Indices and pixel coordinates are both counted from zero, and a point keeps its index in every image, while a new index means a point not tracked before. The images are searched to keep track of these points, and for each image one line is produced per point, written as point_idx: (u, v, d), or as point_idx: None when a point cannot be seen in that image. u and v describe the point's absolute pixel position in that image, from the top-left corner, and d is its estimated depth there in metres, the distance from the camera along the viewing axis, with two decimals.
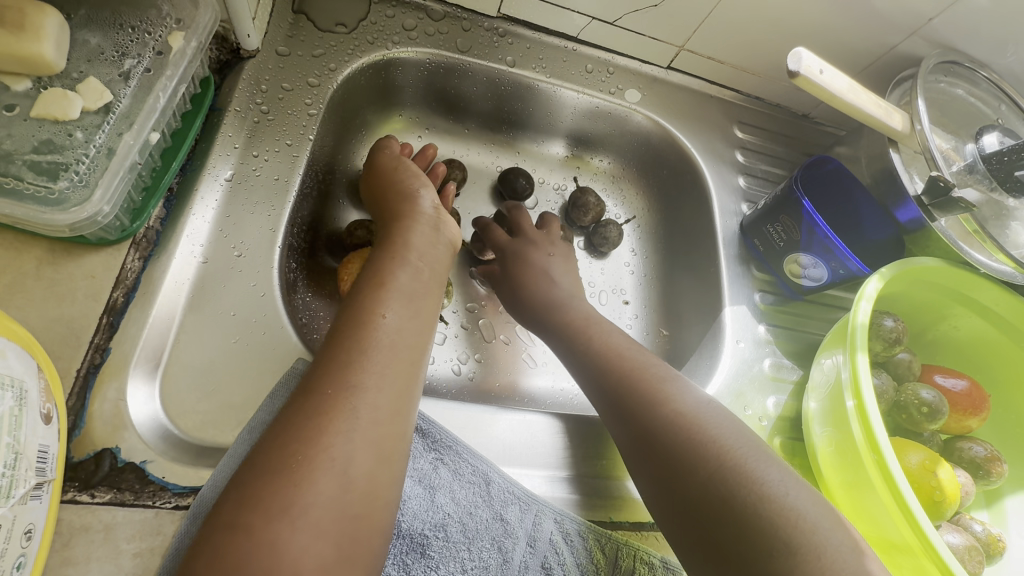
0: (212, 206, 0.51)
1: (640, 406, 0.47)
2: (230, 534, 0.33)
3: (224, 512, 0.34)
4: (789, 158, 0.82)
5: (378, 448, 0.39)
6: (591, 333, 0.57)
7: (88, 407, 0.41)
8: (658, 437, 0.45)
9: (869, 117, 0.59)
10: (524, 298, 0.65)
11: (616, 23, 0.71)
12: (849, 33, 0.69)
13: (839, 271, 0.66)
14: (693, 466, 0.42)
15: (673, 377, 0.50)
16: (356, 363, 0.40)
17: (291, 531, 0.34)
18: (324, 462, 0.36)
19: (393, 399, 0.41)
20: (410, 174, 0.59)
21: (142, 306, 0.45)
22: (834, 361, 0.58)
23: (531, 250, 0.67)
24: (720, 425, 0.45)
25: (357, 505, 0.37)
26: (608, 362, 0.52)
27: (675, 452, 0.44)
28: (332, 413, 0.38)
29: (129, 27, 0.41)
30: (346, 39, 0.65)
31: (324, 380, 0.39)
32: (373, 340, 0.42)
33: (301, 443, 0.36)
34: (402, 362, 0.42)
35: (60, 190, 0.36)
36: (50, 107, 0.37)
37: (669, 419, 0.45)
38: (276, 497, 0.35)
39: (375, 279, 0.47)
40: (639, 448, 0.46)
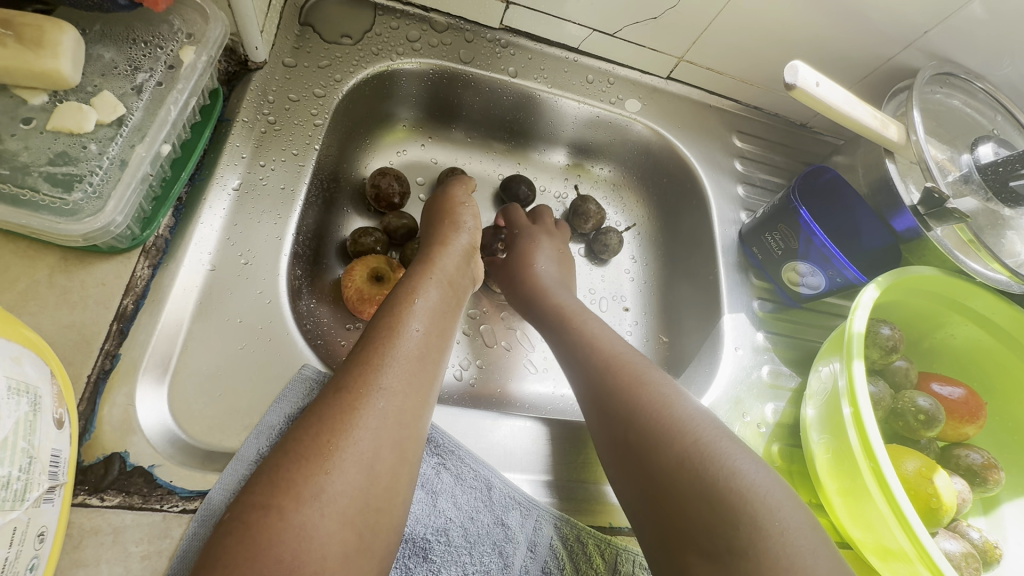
0: (220, 215, 0.52)
1: (615, 391, 0.48)
2: (262, 514, 0.35)
3: (256, 493, 0.36)
4: (787, 167, 0.83)
5: (400, 446, 0.41)
6: (574, 326, 0.58)
7: (98, 412, 0.41)
8: (630, 419, 0.46)
9: (865, 128, 0.60)
10: (518, 295, 0.67)
11: (616, 35, 0.72)
12: (845, 45, 0.70)
13: (836, 279, 0.66)
14: (662, 444, 0.43)
15: (648, 367, 0.51)
16: (386, 366, 0.43)
17: (319, 516, 0.36)
18: (352, 453, 0.38)
19: (418, 404, 0.43)
20: (460, 205, 0.63)
21: (151, 313, 0.46)
22: (831, 368, 0.58)
23: (532, 244, 0.70)
24: (696, 420, 0.44)
25: (378, 497, 0.39)
26: (588, 353, 0.54)
27: (646, 431, 0.44)
28: (363, 409, 0.40)
29: (142, 42, 0.42)
30: (351, 51, 0.66)
31: (353, 378, 0.41)
32: (403, 348, 0.44)
33: (333, 433, 0.38)
34: (427, 372, 0.45)
35: (74, 201, 0.37)
36: (66, 120, 0.38)
37: (640, 402, 0.46)
38: (305, 483, 0.36)
39: (407, 292, 0.50)
40: (613, 431, 0.47)
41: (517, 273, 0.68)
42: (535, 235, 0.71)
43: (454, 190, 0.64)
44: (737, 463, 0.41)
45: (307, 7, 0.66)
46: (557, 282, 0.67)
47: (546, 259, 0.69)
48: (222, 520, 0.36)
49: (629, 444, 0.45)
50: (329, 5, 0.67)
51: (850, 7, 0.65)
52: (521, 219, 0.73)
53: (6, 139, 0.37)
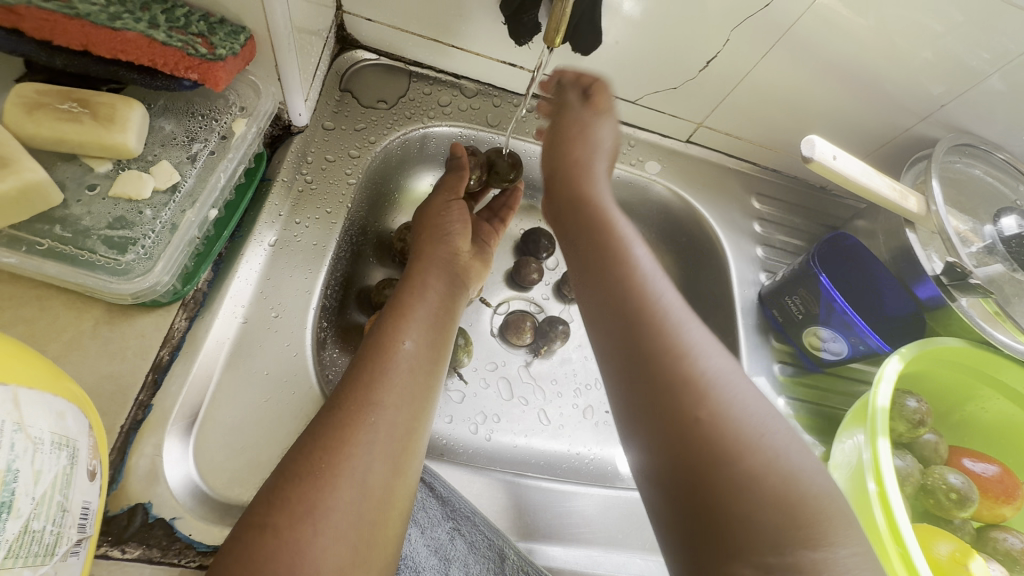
0: (254, 270, 0.54)
1: (685, 364, 0.38)
2: (260, 533, 0.39)
3: (258, 513, 0.40)
4: (805, 229, 0.84)
5: (392, 459, 0.45)
6: (638, 267, 0.44)
7: (127, 461, 0.43)
8: (695, 394, 0.37)
9: (884, 199, 0.61)
10: (599, 286, 0.44)
11: (638, 101, 0.76)
12: (861, 116, 0.72)
13: (859, 346, 0.66)
14: (737, 445, 0.35)
15: (708, 339, 0.41)
16: (377, 384, 0.47)
17: (312, 532, 0.40)
18: (345, 469, 0.43)
19: (407, 416, 0.47)
20: (449, 215, 0.64)
21: (185, 363, 0.48)
22: (855, 437, 0.57)
23: (575, 147, 0.55)
24: (760, 407, 0.38)
25: (371, 511, 0.43)
26: (663, 366, 0.39)
27: (729, 418, 0.37)
28: (355, 427, 0.44)
29: (199, 114, 0.46)
30: (386, 114, 0.71)
31: (347, 399, 0.46)
32: (394, 364, 0.49)
33: (326, 453, 0.43)
34: (418, 384, 0.49)
35: (127, 261, 0.40)
36: (126, 187, 0.41)
37: (704, 379, 0.38)
38: (299, 502, 0.41)
39: (396, 309, 0.54)
40: (660, 399, 0.38)
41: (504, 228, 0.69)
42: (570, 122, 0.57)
43: (439, 198, 0.65)
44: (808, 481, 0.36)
45: (347, 75, 0.71)
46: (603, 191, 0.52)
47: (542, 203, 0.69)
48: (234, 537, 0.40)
49: (696, 419, 0.36)
50: (368, 73, 0.72)
51: (865, 81, 0.67)
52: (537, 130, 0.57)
53: (72, 204, 0.40)
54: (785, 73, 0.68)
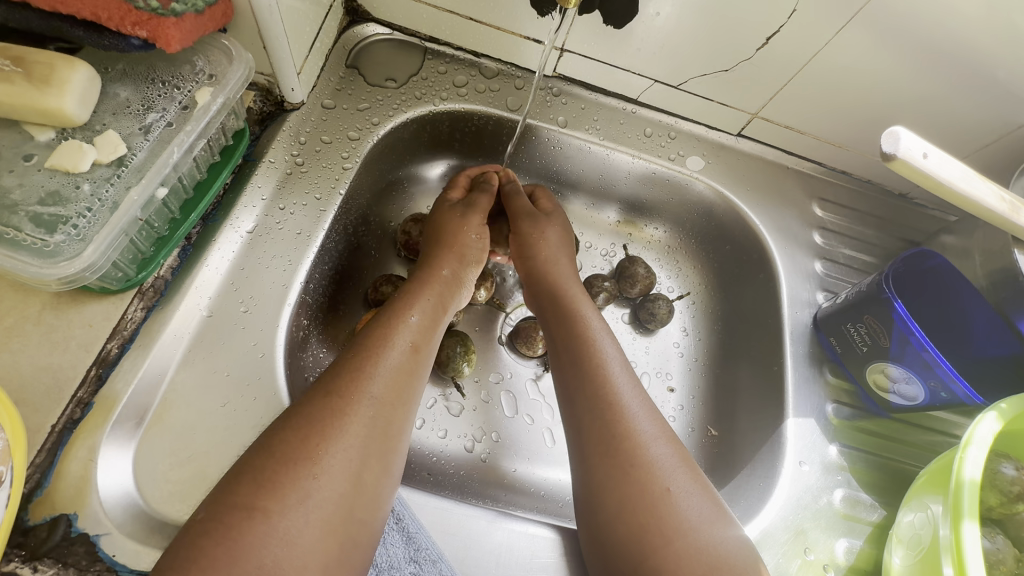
0: (228, 258, 0.49)
1: (632, 451, 0.45)
2: (243, 517, 0.35)
3: (240, 493, 0.36)
4: (877, 243, 0.71)
5: (385, 456, 0.42)
6: (602, 366, 0.50)
7: (56, 466, 0.39)
8: (644, 484, 0.44)
9: (989, 211, 0.48)
10: (576, 384, 0.50)
11: (681, 86, 0.66)
12: (960, 109, 0.59)
13: (939, 392, 0.54)
14: (678, 529, 0.41)
15: (656, 429, 0.47)
16: (378, 372, 0.44)
17: (302, 521, 0.37)
18: (341, 455, 0.40)
19: (402, 415, 0.44)
20: (471, 226, 0.60)
21: (135, 359, 0.43)
22: (930, 507, 0.45)
23: (545, 244, 0.61)
24: (693, 489, 0.44)
25: (360, 505, 0.40)
26: (615, 454, 0.45)
27: (673, 505, 0.43)
28: (352, 415, 0.41)
29: (160, 81, 0.41)
30: (394, 94, 0.64)
31: (341, 384, 0.43)
32: (393, 357, 0.46)
33: (320, 437, 0.40)
34: (412, 379, 0.46)
35: (55, 243, 0.35)
36: (63, 158, 0.36)
37: (652, 465, 0.44)
38: (287, 487, 0.37)
39: (406, 300, 0.51)
40: (614, 488, 0.44)
41: (522, 241, 0.61)
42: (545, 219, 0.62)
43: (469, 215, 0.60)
44: (738, 561, 0.41)
45: (356, 50, 0.65)
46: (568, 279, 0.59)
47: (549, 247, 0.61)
48: (197, 520, 0.36)
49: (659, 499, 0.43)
50: (378, 48, 0.66)
51: (968, 65, 0.54)
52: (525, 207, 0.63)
53: (5, 175, 0.36)
54: (862, 55, 0.56)
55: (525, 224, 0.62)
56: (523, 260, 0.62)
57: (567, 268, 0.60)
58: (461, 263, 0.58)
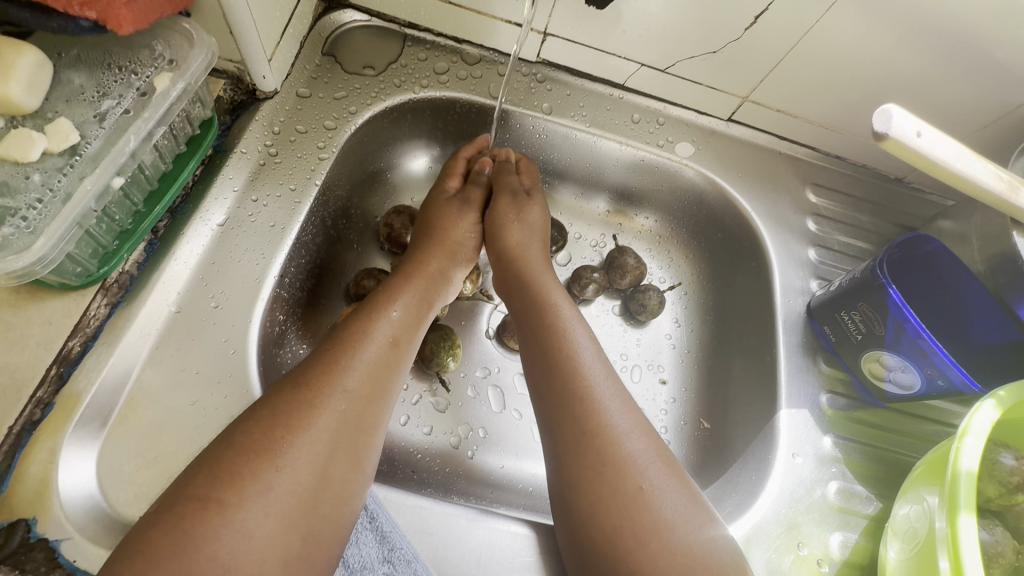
0: (197, 252, 0.48)
1: (604, 447, 0.44)
2: (198, 508, 0.35)
3: (196, 484, 0.36)
4: (872, 229, 0.70)
5: (353, 451, 0.41)
6: (577, 358, 0.48)
7: (15, 468, 0.37)
8: (617, 481, 0.42)
9: (986, 192, 0.46)
10: (549, 376, 0.48)
11: (668, 70, 0.64)
12: (956, 88, 0.57)
13: (935, 381, 0.52)
14: (653, 529, 0.40)
15: (633, 422, 0.46)
16: (351, 366, 0.43)
17: (260, 515, 0.36)
18: (305, 449, 0.38)
19: (375, 409, 0.43)
20: (463, 221, 0.60)
21: (98, 357, 0.41)
22: (926, 499, 0.43)
23: (520, 228, 0.59)
24: (669, 486, 0.43)
25: (324, 500, 0.39)
26: (590, 450, 0.44)
27: (647, 504, 0.41)
28: (321, 408, 0.40)
29: (116, 67, 0.39)
30: (372, 82, 0.62)
31: (312, 377, 0.41)
32: (366, 350, 0.44)
33: (286, 429, 0.38)
34: (386, 370, 0.45)
35: (3, 235, 0.33)
36: (10, 147, 0.34)
37: (627, 462, 0.43)
38: (249, 479, 0.36)
39: (383, 293, 0.50)
40: (591, 485, 0.43)
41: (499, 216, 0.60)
42: (522, 202, 0.60)
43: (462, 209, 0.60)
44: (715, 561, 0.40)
45: (333, 37, 0.63)
46: (548, 267, 0.58)
47: (524, 230, 0.59)
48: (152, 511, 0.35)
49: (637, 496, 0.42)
50: (356, 35, 0.64)
51: (963, 41, 0.52)
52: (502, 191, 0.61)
53: None
54: (854, 33, 0.55)
55: (499, 208, 0.60)
56: (494, 243, 0.60)
57: (543, 256, 0.59)
58: (450, 258, 0.57)
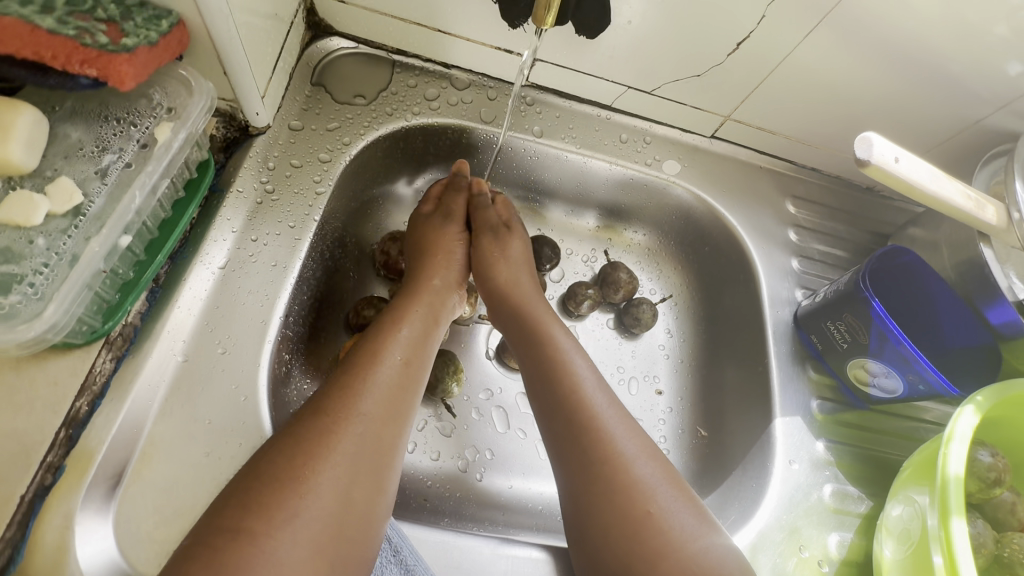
0: (201, 296, 0.47)
1: (614, 471, 0.45)
2: (232, 539, 0.35)
3: (226, 516, 0.36)
4: (849, 237, 0.73)
5: (376, 476, 0.42)
6: (577, 386, 0.50)
7: (29, 538, 0.36)
8: (627, 505, 0.44)
9: (956, 209, 0.50)
10: (551, 402, 0.50)
11: (654, 92, 0.66)
12: (922, 106, 0.61)
13: (917, 384, 0.56)
14: (662, 549, 0.42)
15: (640, 446, 0.47)
16: (368, 392, 0.44)
17: (292, 543, 0.36)
18: (330, 475, 0.39)
19: (393, 433, 0.44)
20: (448, 242, 0.61)
21: (108, 414, 0.41)
22: (916, 500, 0.47)
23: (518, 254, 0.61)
24: (675, 505, 0.44)
25: (349, 525, 0.39)
26: (596, 474, 0.45)
27: (657, 525, 0.43)
28: (342, 434, 0.41)
29: (114, 119, 0.38)
30: (364, 111, 0.62)
31: (331, 404, 0.42)
32: (380, 376, 0.45)
33: (310, 457, 0.39)
34: (399, 396, 0.45)
35: (10, 304, 0.33)
36: (10, 211, 0.33)
37: (637, 485, 0.45)
38: (279, 508, 0.37)
39: (392, 318, 0.51)
40: (601, 505, 0.44)
41: (478, 254, 0.61)
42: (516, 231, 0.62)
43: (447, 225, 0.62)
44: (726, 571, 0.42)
45: (321, 66, 0.62)
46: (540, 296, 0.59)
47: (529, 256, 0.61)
48: (184, 543, 0.35)
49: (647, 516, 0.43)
50: (344, 63, 0.63)
51: (929, 65, 0.56)
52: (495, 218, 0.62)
53: None
54: (829, 58, 0.57)
55: (498, 237, 0.61)
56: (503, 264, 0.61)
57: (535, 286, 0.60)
58: (449, 280, 0.58)
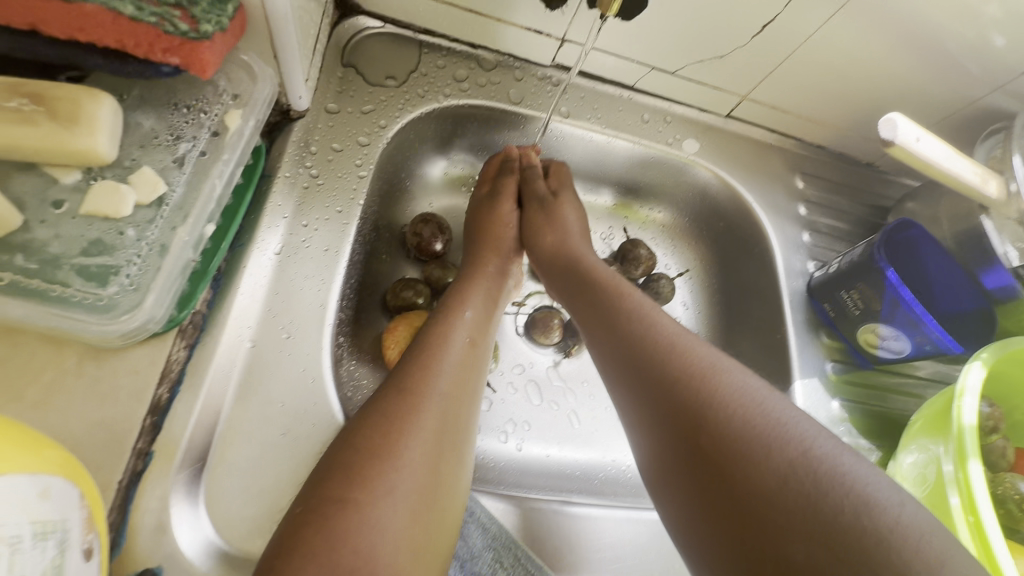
0: (261, 283, 0.48)
1: (691, 378, 0.41)
2: (339, 509, 0.37)
3: (331, 488, 0.38)
4: (851, 211, 0.78)
5: (457, 448, 0.44)
6: (635, 314, 0.48)
7: (129, 522, 0.37)
8: (709, 412, 0.38)
9: (965, 184, 0.54)
10: (608, 338, 0.48)
11: (677, 73, 0.68)
12: (929, 87, 0.64)
13: (924, 345, 0.61)
14: (767, 460, 0.35)
15: (719, 356, 0.43)
16: (442, 370, 0.46)
17: (392, 511, 0.38)
18: (418, 447, 0.41)
19: (466, 408, 0.46)
20: (505, 221, 0.64)
21: (188, 402, 0.41)
22: (931, 448, 0.52)
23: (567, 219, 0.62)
24: (773, 412, 0.38)
25: (441, 494, 0.41)
26: (668, 387, 0.41)
27: (755, 433, 0.36)
28: (424, 409, 0.43)
29: (183, 105, 0.38)
30: (397, 93, 0.62)
31: (410, 382, 0.44)
32: (451, 354, 0.48)
33: (399, 431, 0.41)
34: (470, 373, 0.48)
35: (108, 296, 0.33)
36: (101, 203, 0.34)
37: (722, 393, 0.39)
38: (377, 479, 0.38)
39: (452, 299, 0.54)
40: (681, 417, 0.39)
41: (532, 228, 0.63)
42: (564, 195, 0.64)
43: (500, 205, 0.64)
44: (869, 494, 0.33)
45: (350, 47, 0.61)
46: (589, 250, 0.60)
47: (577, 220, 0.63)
48: (295, 513, 0.37)
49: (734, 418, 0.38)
50: (372, 43, 0.62)
51: (938, 48, 0.59)
52: (543, 186, 0.64)
53: (36, 226, 0.33)
54: (850, 41, 0.60)
55: (543, 207, 0.63)
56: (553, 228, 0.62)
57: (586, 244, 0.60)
58: (501, 259, 0.62)
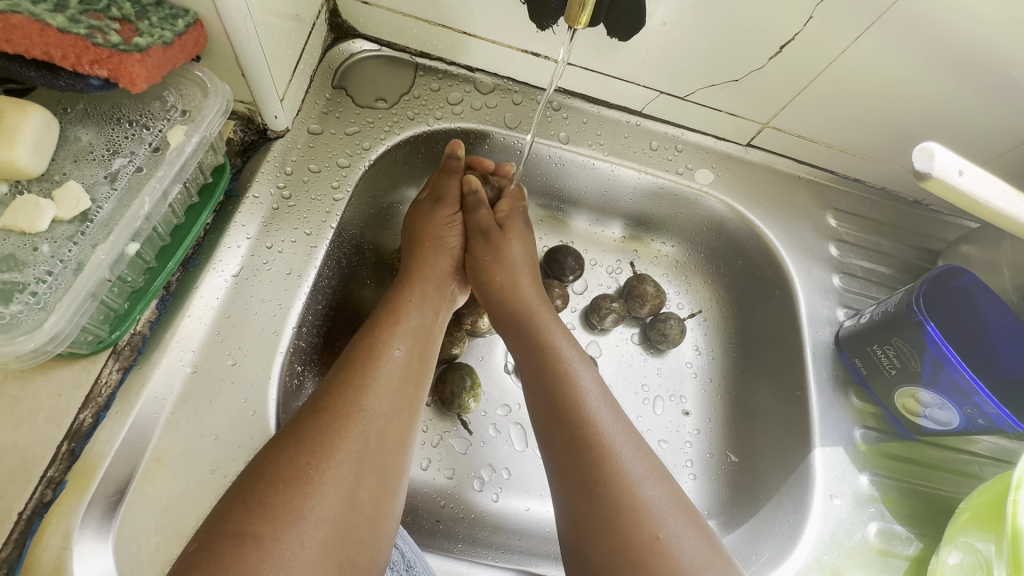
0: (213, 305, 0.45)
1: (622, 489, 0.41)
2: (236, 544, 0.32)
3: (230, 520, 0.33)
4: (894, 253, 0.68)
5: (384, 473, 0.39)
6: (581, 400, 0.46)
7: (26, 557, 0.35)
8: (636, 526, 0.40)
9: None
10: (553, 412, 0.47)
11: (689, 97, 0.62)
12: (984, 116, 0.56)
13: (976, 418, 0.51)
14: None
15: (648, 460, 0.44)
16: (370, 388, 0.42)
17: (298, 547, 0.33)
18: (335, 477, 0.37)
19: (398, 430, 0.42)
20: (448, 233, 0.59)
21: (110, 429, 0.39)
22: (979, 548, 0.42)
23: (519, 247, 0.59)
24: (683, 531, 0.40)
25: (358, 528, 0.37)
26: (602, 495, 0.41)
27: (662, 555, 0.38)
28: (346, 433, 0.39)
29: (126, 121, 0.37)
30: (385, 116, 0.60)
31: (335, 402, 0.40)
32: (384, 371, 0.43)
33: (314, 457, 0.37)
34: (407, 395, 0.43)
35: (12, 314, 0.31)
36: (17, 218, 0.33)
37: (642, 509, 0.40)
38: (285, 509, 0.34)
39: (389, 314, 0.49)
40: (604, 521, 0.40)
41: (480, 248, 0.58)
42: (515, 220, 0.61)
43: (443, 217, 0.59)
44: None
45: (342, 69, 0.61)
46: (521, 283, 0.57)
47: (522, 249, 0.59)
48: (189, 550, 0.33)
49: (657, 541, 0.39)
50: (365, 66, 0.61)
51: (996, 72, 0.51)
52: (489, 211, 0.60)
53: None
54: (882, 64, 0.53)
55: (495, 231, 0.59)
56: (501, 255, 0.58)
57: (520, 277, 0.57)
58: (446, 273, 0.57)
